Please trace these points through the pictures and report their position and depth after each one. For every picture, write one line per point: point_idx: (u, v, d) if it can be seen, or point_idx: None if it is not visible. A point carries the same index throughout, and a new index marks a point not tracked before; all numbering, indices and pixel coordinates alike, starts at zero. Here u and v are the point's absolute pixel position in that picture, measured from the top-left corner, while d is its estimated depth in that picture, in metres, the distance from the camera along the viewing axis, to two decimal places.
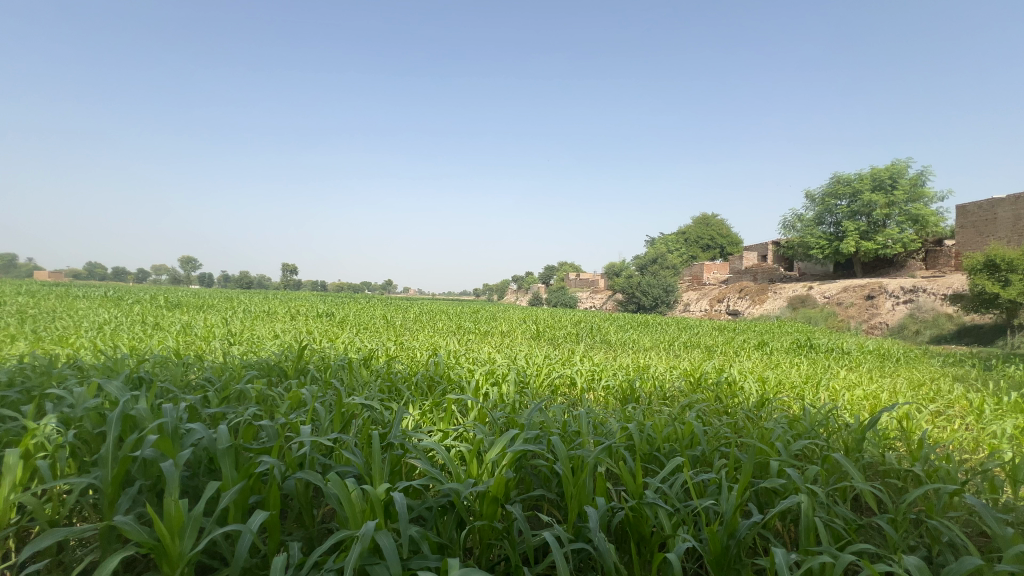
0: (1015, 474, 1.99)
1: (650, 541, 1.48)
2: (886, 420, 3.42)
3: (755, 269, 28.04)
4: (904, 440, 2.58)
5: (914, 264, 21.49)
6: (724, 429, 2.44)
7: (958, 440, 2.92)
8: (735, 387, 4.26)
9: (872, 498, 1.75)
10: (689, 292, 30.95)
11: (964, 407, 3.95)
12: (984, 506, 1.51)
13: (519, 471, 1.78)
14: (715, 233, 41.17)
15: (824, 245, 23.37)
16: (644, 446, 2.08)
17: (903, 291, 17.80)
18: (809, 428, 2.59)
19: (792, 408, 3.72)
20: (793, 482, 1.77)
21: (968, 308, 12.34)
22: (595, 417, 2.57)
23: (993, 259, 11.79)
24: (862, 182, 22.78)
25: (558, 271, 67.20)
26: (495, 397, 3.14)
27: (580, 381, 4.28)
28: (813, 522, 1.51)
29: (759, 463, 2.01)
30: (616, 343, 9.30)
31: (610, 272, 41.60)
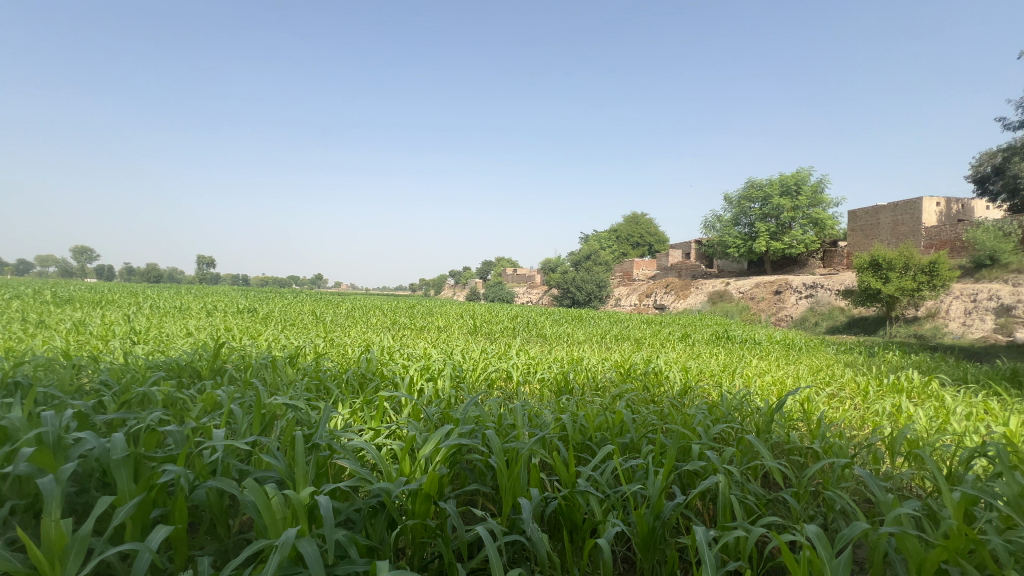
0: (892, 446, 2.27)
1: (582, 528, 1.51)
2: (790, 402, 3.78)
3: (679, 266, 29.91)
4: (804, 421, 2.87)
5: (814, 262, 23.85)
6: (651, 417, 2.56)
7: (849, 418, 3.30)
8: (660, 376, 4.52)
9: (779, 474, 1.91)
10: (620, 288, 32.26)
11: (853, 389, 4.47)
12: (871, 476, 1.66)
13: (454, 466, 1.75)
14: (644, 232, 43.19)
15: (741, 245, 25.28)
16: (577, 435, 2.15)
17: (805, 286, 19.50)
18: (726, 413, 2.81)
19: (711, 394, 4.01)
20: (711, 464, 1.89)
21: (857, 302, 13.94)
22: (530, 409, 2.61)
23: (876, 259, 13.36)
24: (772, 187, 24.84)
25: (495, 265, 67.21)
26: (430, 394, 3.09)
27: (516, 374, 4.35)
28: (729, 500, 1.63)
29: (682, 447, 2.13)
30: (551, 336, 9.46)
31: (546, 267, 42.52)
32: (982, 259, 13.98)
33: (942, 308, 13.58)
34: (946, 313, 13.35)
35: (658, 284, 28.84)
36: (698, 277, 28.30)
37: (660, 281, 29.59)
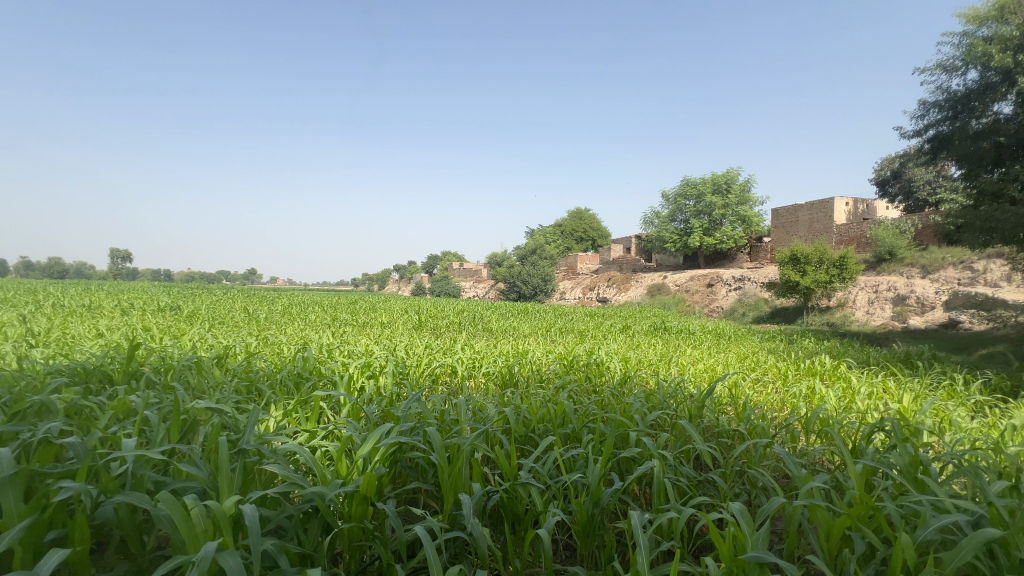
0: (807, 425, 2.48)
1: (523, 520, 1.53)
2: (720, 388, 4.04)
3: (621, 261, 30.97)
4: (732, 405, 3.08)
5: (742, 257, 25.51)
6: (591, 407, 2.63)
7: (771, 401, 3.58)
8: (602, 367, 4.67)
9: (708, 456, 2.02)
10: (565, 282, 32.92)
11: (775, 373, 4.84)
12: (787, 454, 1.79)
13: (394, 465, 1.71)
14: (588, 227, 44.27)
15: (677, 240, 26.54)
16: (520, 428, 2.17)
17: (734, 279, 20.73)
18: (662, 400, 2.95)
19: (649, 382, 4.21)
20: (647, 450, 1.97)
21: (779, 293, 15.07)
22: (474, 404, 2.61)
23: (796, 254, 14.49)
24: (705, 186, 26.23)
25: (441, 259, 66.34)
26: (371, 392, 3.01)
27: (461, 368, 4.33)
28: (663, 483, 1.71)
29: (620, 435, 2.20)
30: (497, 330, 9.49)
31: (492, 261, 42.55)
32: (883, 254, 15.54)
33: (850, 298, 14.95)
34: (853, 303, 14.73)
35: (600, 278, 29.71)
36: (638, 271, 29.45)
37: (603, 274, 30.50)
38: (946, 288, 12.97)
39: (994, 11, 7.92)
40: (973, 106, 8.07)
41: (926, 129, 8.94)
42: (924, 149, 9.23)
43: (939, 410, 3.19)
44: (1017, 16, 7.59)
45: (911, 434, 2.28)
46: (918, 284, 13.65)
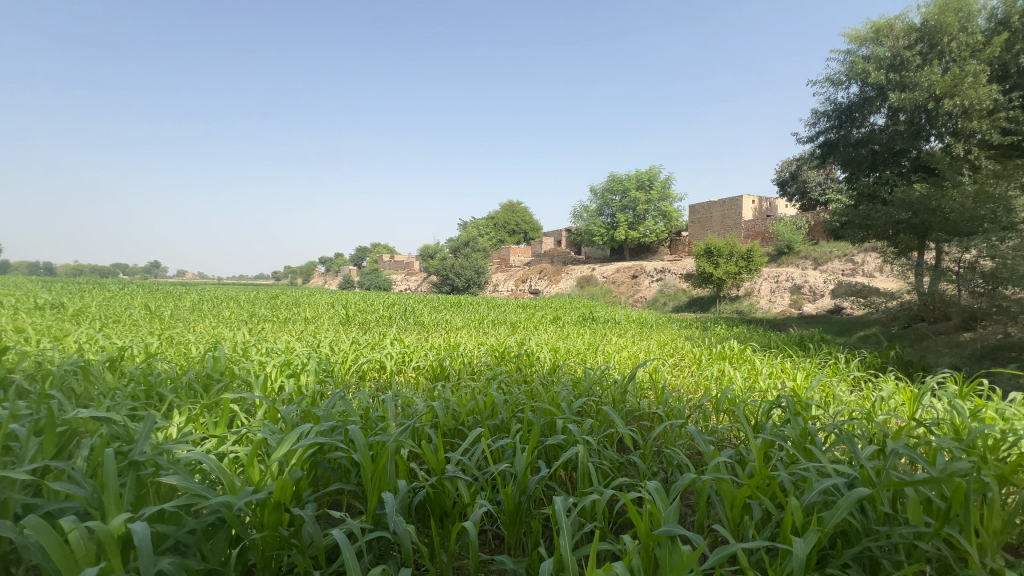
0: (717, 404, 2.70)
1: (451, 513, 1.53)
2: (642, 374, 4.29)
3: (552, 254, 31.67)
4: (652, 389, 3.28)
5: (663, 250, 27.07)
6: (521, 397, 2.67)
7: (687, 384, 3.86)
8: (532, 357, 4.77)
9: (629, 439, 2.13)
10: (498, 274, 33.05)
11: (690, 358, 5.21)
12: (698, 432, 1.93)
13: (314, 467, 1.63)
14: (520, 220, 44.72)
15: (604, 234, 27.57)
16: (449, 421, 2.16)
17: (656, 271, 21.92)
18: (588, 388, 3.07)
19: (576, 370, 4.36)
20: (572, 436, 2.04)
21: (695, 284, 16.17)
22: (402, 399, 2.55)
23: (710, 248, 15.61)
24: (630, 182, 27.43)
25: (370, 251, 63.95)
26: (291, 391, 2.84)
27: (391, 363, 4.22)
28: (586, 467, 1.77)
29: (548, 423, 2.26)
30: (429, 324, 9.31)
31: (425, 254, 41.72)
32: (783, 248, 17.18)
33: (755, 288, 16.39)
34: (758, 292, 16.16)
35: (532, 270, 30.17)
36: (568, 263, 30.25)
37: (535, 267, 31.00)
38: (833, 278, 14.62)
39: (871, 33, 8.86)
40: (854, 117, 9.11)
41: (818, 135, 9.97)
42: (816, 153, 10.29)
43: (825, 386, 3.61)
44: (889, 39, 8.60)
45: (801, 409, 2.56)
46: (811, 274, 15.25)
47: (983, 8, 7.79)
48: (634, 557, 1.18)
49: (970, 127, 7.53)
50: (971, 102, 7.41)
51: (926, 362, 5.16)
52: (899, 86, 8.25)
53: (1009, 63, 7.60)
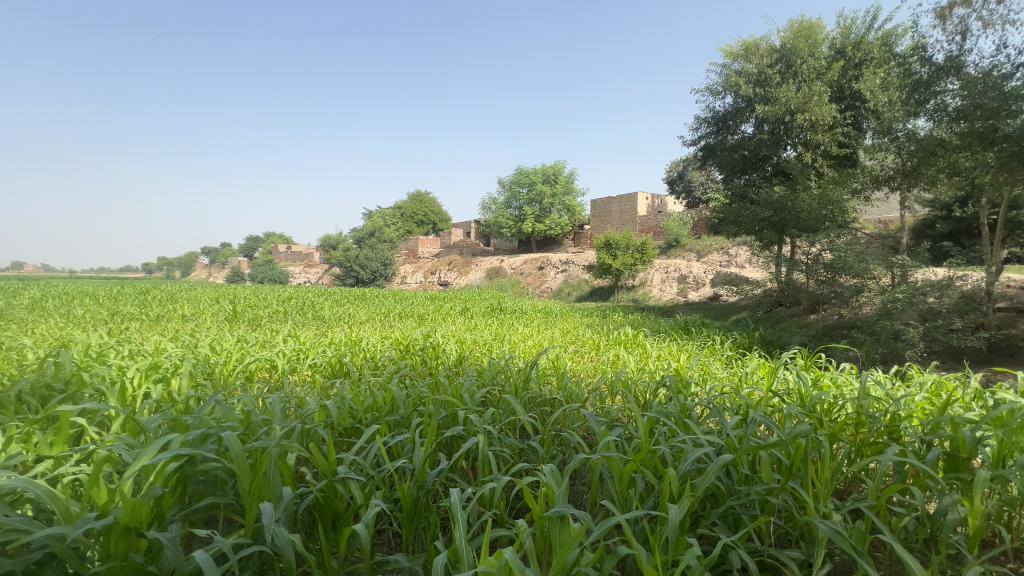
0: (610, 387, 2.88)
1: (343, 515, 1.45)
2: (545, 362, 4.44)
3: (461, 245, 31.54)
4: (554, 376, 3.40)
5: (567, 242, 28.25)
6: (423, 391, 2.62)
7: (586, 370, 4.07)
8: (438, 349, 4.70)
9: (529, 425, 2.19)
10: (405, 265, 32.10)
11: (590, 344, 5.51)
12: (591, 415, 2.03)
13: (180, 482, 1.44)
14: (429, 210, 43.78)
15: (512, 226, 28.03)
16: (344, 421, 2.05)
17: (561, 263, 22.79)
18: (492, 378, 3.11)
19: (482, 361, 4.38)
20: (474, 426, 2.04)
21: (596, 275, 17.12)
22: (292, 398, 2.37)
23: (609, 241, 16.58)
24: (536, 175, 28.11)
25: (262, 241, 58.59)
26: (158, 398, 2.50)
27: (282, 362, 3.90)
28: (486, 455, 1.79)
29: (449, 415, 2.24)
30: (329, 318, 8.76)
31: (325, 245, 39.20)
32: (671, 241, 18.83)
33: (649, 278, 17.77)
34: (651, 282, 17.55)
35: (441, 262, 29.74)
36: (477, 255, 30.30)
37: (444, 258, 30.60)
38: (712, 268, 16.35)
39: (742, 50, 9.96)
40: (729, 124, 10.20)
41: (699, 140, 11.04)
42: (698, 155, 11.37)
43: (703, 365, 4.03)
44: (756, 57, 9.72)
45: (681, 388, 2.84)
46: (694, 266, 16.90)
47: (826, 38, 9.13)
48: (526, 540, 1.21)
49: (816, 139, 8.82)
50: (817, 118, 8.64)
51: (782, 340, 6.00)
52: (763, 100, 9.38)
53: (844, 87, 8.99)
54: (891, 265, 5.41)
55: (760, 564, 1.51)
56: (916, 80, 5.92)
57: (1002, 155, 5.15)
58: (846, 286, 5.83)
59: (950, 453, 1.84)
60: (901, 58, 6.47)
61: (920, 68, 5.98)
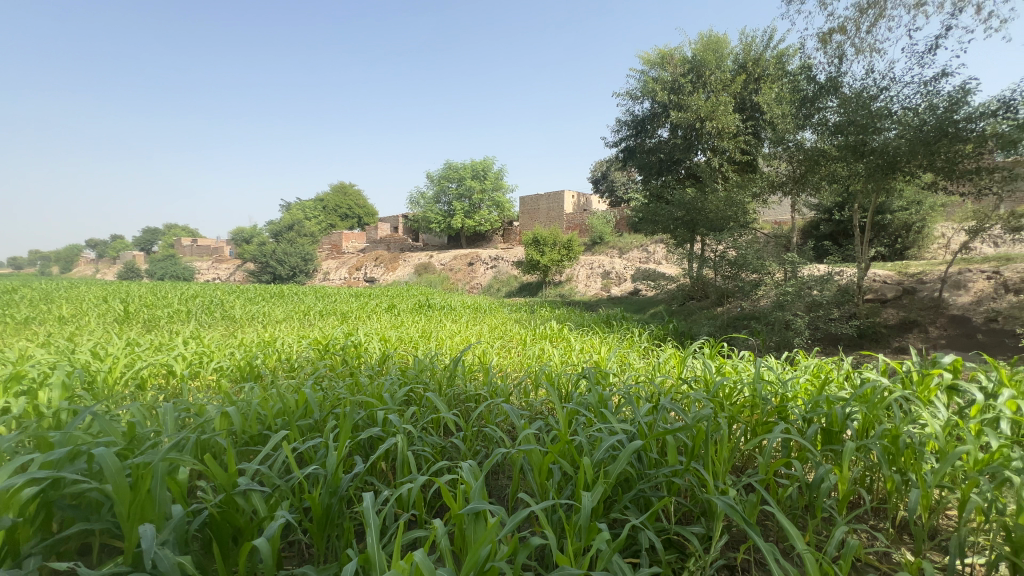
0: (534, 380, 2.93)
1: (245, 531, 1.35)
2: (472, 358, 4.42)
3: (388, 240, 30.58)
4: (480, 372, 3.40)
5: (496, 238, 28.37)
6: (341, 392, 2.50)
7: (512, 365, 4.11)
8: (360, 348, 4.51)
9: (451, 423, 2.16)
10: (328, 261, 30.50)
11: (517, 339, 5.57)
12: (512, 410, 2.05)
13: (43, 509, 1.26)
14: (354, 204, 41.86)
15: (441, 222, 27.61)
16: (250, 428, 1.91)
17: (490, 258, 22.85)
18: (416, 376, 3.03)
19: (407, 359, 4.27)
20: (393, 426, 1.98)
21: (525, 270, 17.37)
22: (189, 406, 2.15)
23: (537, 237, 16.89)
24: (465, 171, 27.87)
25: (161, 233, 52.71)
26: (19, 413, 2.15)
27: (182, 367, 3.54)
28: (405, 455, 1.75)
29: (368, 416, 2.16)
30: (240, 317, 8.09)
31: (237, 239, 36.17)
32: (596, 238, 19.58)
33: (575, 273, 18.34)
34: (577, 277, 18.14)
35: (367, 257, 28.63)
36: (405, 250, 29.52)
37: (370, 253, 29.47)
38: (633, 264, 17.23)
39: (658, 58, 10.57)
40: (647, 128, 10.78)
41: (620, 141, 11.56)
42: (619, 156, 11.90)
43: (622, 356, 4.23)
44: (670, 66, 10.35)
45: (601, 379, 2.96)
46: (617, 262, 17.70)
47: (730, 53, 9.92)
48: (442, 539, 1.19)
49: (722, 146, 9.56)
50: (723, 126, 9.38)
51: (693, 332, 6.47)
52: (676, 106, 10.02)
53: (746, 99, 9.84)
54: (783, 262, 6.03)
55: (666, 541, 1.62)
56: (803, 96, 6.62)
57: (870, 166, 5.91)
58: (746, 280, 6.41)
59: (825, 428, 2.08)
60: (792, 75, 7.19)
61: (807, 86, 6.70)
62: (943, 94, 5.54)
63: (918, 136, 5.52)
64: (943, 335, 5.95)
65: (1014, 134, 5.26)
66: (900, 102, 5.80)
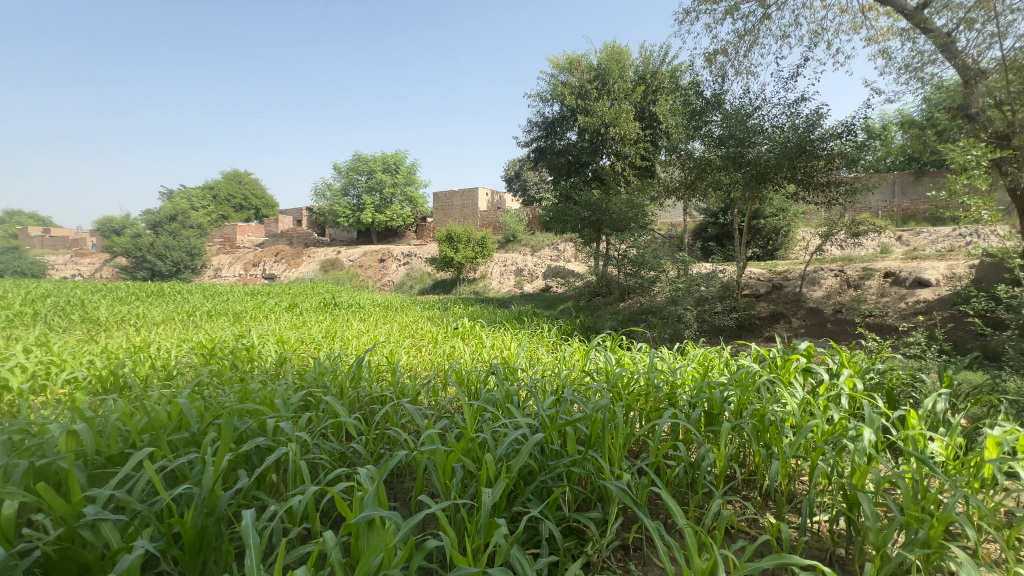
0: (443, 379, 2.89)
1: (94, 567, 1.16)
2: (380, 358, 4.25)
3: (290, 234, 28.42)
4: (387, 372, 3.27)
5: (409, 234, 27.58)
6: (225, 401, 2.26)
7: (422, 364, 4.02)
8: (253, 351, 4.12)
9: (352, 427, 2.05)
10: (220, 256, 27.60)
11: (429, 338, 5.45)
12: (415, 410, 1.99)
13: None
14: (250, 194, 38.23)
15: (350, 215, 26.23)
16: (107, 448, 1.65)
17: (403, 255, 22.19)
18: (315, 380, 2.84)
19: (308, 362, 3.99)
20: (285, 435, 1.83)
21: (438, 267, 17.12)
22: (26, 428, 1.81)
23: (451, 234, 16.70)
24: (376, 163, 26.70)
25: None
26: None
27: (20, 380, 2.96)
28: (298, 465, 1.62)
29: (257, 425, 1.97)
30: (106, 320, 7.01)
31: (103, 230, 31.32)
32: (509, 236, 19.86)
33: (489, 270, 18.44)
34: (491, 274, 18.28)
35: (265, 252, 26.35)
36: (310, 245, 27.66)
37: (269, 248, 27.15)
38: (544, 262, 17.75)
39: (567, 64, 10.97)
40: (557, 130, 11.16)
41: (532, 142, 11.83)
42: (531, 156, 12.16)
43: (531, 352, 4.32)
44: (578, 71, 10.79)
45: (508, 374, 3.00)
46: (529, 260, 18.09)
47: (631, 64, 10.57)
48: (333, 554, 1.12)
49: (625, 151, 10.17)
50: (624, 132, 9.98)
51: (598, 326, 6.81)
52: (584, 111, 10.47)
53: (645, 108, 10.56)
54: (676, 261, 6.56)
55: (566, 528, 1.69)
56: (693, 109, 7.27)
57: (747, 175, 6.65)
58: (646, 278, 6.88)
59: (707, 411, 2.29)
60: (684, 90, 7.85)
61: (697, 100, 7.35)
62: (802, 115, 6.40)
63: (783, 150, 6.33)
64: (802, 325, 6.89)
65: (854, 153, 6.38)
66: (771, 120, 6.60)
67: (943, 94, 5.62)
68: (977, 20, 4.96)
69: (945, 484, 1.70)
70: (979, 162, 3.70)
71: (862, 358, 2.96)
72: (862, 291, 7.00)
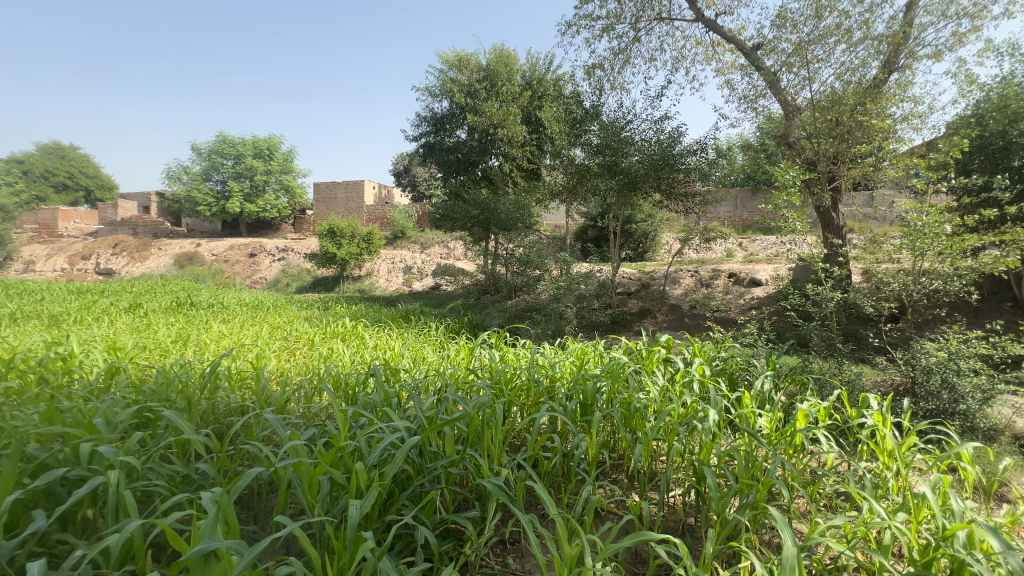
0: (314, 384, 2.65)
1: None
2: (243, 363, 3.78)
3: (134, 222, 24.22)
4: (249, 380, 2.90)
5: (285, 228, 25.10)
6: (19, 424, 1.81)
7: (293, 369, 3.66)
8: (72, 360, 3.41)
9: (198, 444, 1.78)
10: (32, 246, 22.49)
11: (304, 339, 5.00)
12: (276, 420, 1.79)
13: None
14: (78, 172, 31.79)
15: (212, 204, 23.17)
16: None
17: (278, 250, 20.26)
18: (154, 393, 2.42)
19: (149, 371, 3.41)
20: (105, 461, 1.52)
21: (319, 264, 15.91)
22: None
23: (333, 228, 15.60)
24: (245, 147, 23.92)
25: None
26: None
27: None
28: (120, 495, 1.36)
29: (65, 452, 1.61)
30: None
31: None
32: (397, 233, 19.14)
33: (376, 267, 17.62)
34: (378, 272, 17.48)
35: (99, 243, 22.09)
36: (160, 236, 23.84)
37: (103, 238, 22.83)
38: (433, 260, 17.47)
39: (456, 61, 10.94)
40: (447, 127, 11.06)
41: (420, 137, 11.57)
42: (421, 151, 11.90)
43: (416, 352, 4.19)
44: (468, 69, 10.79)
45: (390, 376, 2.86)
46: (419, 258, 17.66)
47: (519, 69, 10.87)
48: None
49: (513, 153, 10.38)
50: (512, 135, 10.18)
51: (485, 323, 6.87)
52: (473, 110, 10.51)
53: (531, 113, 10.90)
54: (559, 261, 6.90)
55: (443, 531, 1.66)
56: (574, 118, 7.70)
57: (621, 183, 7.23)
58: (531, 276, 7.11)
59: (582, 402, 2.42)
60: (567, 99, 8.27)
61: (578, 110, 7.79)
62: (666, 131, 7.12)
63: (651, 162, 7.00)
64: (665, 320, 7.70)
65: (706, 168, 7.30)
66: (640, 134, 7.24)
67: (772, 125, 6.70)
68: (794, 65, 5.97)
69: (768, 453, 1.99)
70: (795, 182, 4.44)
71: (710, 348, 3.38)
72: (712, 289, 8.04)
